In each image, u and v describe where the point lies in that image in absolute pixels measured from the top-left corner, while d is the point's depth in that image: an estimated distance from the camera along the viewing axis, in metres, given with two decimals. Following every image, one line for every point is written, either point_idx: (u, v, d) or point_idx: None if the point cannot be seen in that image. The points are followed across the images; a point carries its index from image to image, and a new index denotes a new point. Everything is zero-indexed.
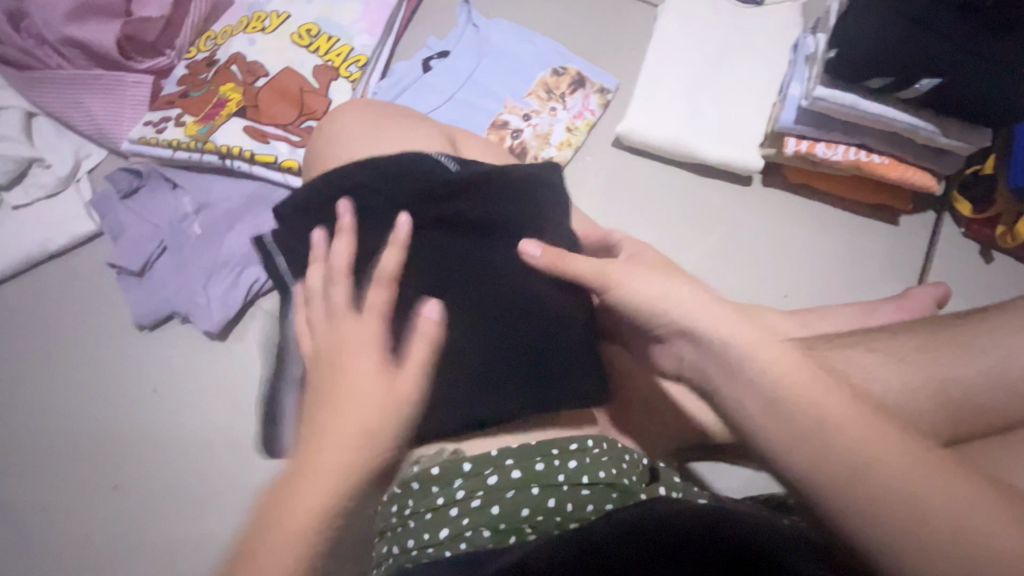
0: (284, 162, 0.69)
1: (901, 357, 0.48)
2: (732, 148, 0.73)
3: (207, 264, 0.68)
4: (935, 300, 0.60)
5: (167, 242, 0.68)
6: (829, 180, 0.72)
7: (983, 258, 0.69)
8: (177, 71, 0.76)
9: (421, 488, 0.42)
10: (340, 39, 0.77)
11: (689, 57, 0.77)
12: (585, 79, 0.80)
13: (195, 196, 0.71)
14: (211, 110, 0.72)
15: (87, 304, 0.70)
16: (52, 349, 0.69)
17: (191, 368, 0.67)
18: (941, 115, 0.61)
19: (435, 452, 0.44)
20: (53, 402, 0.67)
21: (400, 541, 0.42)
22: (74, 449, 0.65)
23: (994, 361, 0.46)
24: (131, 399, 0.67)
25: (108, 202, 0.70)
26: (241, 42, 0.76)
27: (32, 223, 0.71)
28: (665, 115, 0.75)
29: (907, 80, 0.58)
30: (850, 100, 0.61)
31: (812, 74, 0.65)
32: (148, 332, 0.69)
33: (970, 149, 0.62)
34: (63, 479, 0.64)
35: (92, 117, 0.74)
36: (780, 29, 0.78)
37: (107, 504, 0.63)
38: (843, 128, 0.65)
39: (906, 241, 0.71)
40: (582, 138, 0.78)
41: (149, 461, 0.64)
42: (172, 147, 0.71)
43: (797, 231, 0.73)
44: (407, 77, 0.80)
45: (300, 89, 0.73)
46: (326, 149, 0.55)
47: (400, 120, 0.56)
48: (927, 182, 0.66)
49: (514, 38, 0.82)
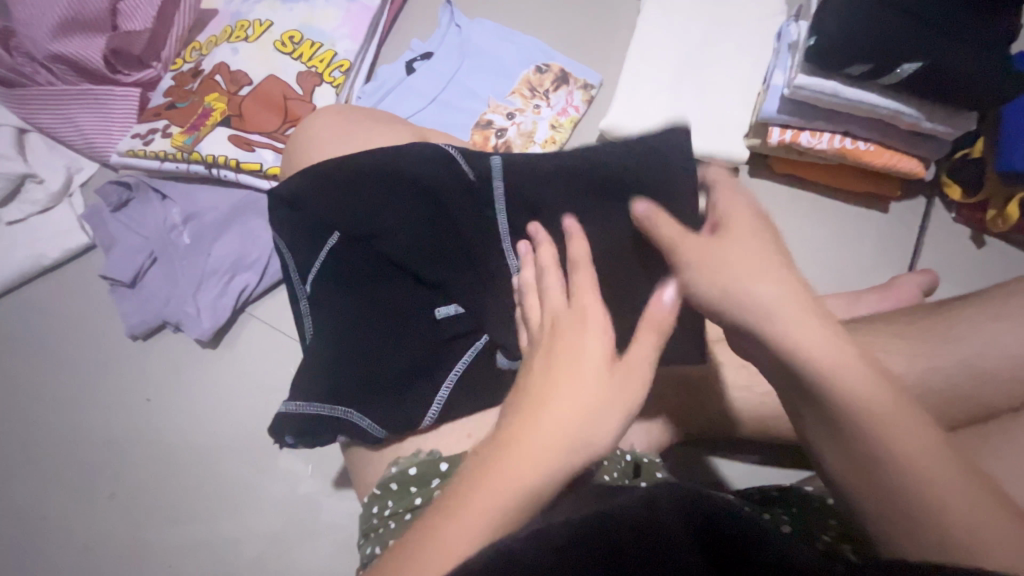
0: (268, 169, 0.70)
1: (883, 346, 0.47)
2: (716, 139, 0.72)
3: (197, 273, 0.68)
4: (920, 287, 0.60)
5: (157, 252, 0.69)
6: (816, 169, 0.71)
7: (974, 243, 0.69)
8: (163, 83, 0.77)
9: (399, 489, 0.44)
10: (323, 45, 0.78)
11: (673, 50, 0.77)
12: (568, 75, 0.79)
13: (183, 206, 0.71)
14: (197, 120, 0.72)
15: (82, 316, 0.72)
16: (49, 361, 0.70)
17: (184, 376, 0.69)
18: (925, 99, 0.59)
19: (413, 454, 0.46)
20: (50, 413, 0.68)
21: (382, 541, 0.42)
22: (72, 459, 0.66)
23: (974, 346, 0.46)
24: (128, 407, 0.68)
25: (99, 215, 0.71)
26: (225, 52, 0.76)
27: (27, 239, 0.72)
28: (649, 108, 0.74)
29: (888, 66, 0.57)
30: (831, 87, 0.60)
31: (794, 62, 0.64)
32: (142, 341, 0.70)
33: (955, 132, 0.61)
34: (63, 487, 0.65)
35: (82, 132, 0.75)
36: (763, 17, 0.77)
37: (107, 512, 0.64)
38: (825, 116, 0.64)
39: (894, 228, 0.71)
40: (567, 135, 0.77)
41: (146, 468, 0.66)
42: (159, 158, 0.71)
43: (785, 220, 0.72)
44: (390, 81, 0.80)
45: (284, 97, 0.74)
46: (305, 157, 0.55)
47: (380, 124, 0.56)
48: (915, 168, 0.65)
49: (498, 37, 0.82)
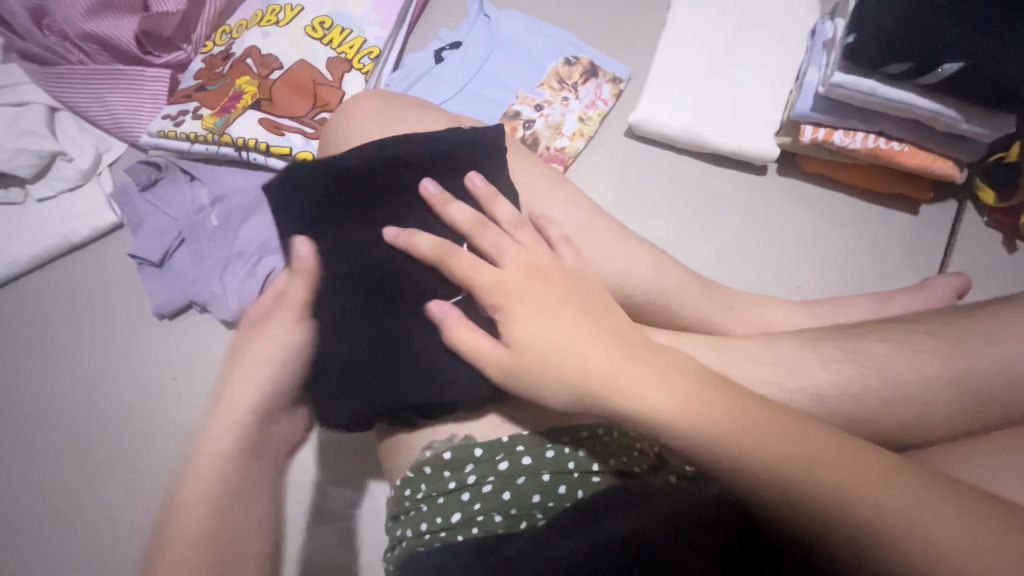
0: (298, 154, 0.70)
1: (918, 347, 0.47)
2: (746, 136, 0.72)
3: (224, 254, 0.69)
4: (953, 289, 0.59)
5: (185, 233, 0.70)
6: (846, 169, 0.71)
7: (1006, 249, 0.68)
8: (193, 65, 0.77)
9: (433, 472, 0.44)
10: (353, 31, 0.78)
11: (704, 45, 0.76)
12: (597, 68, 0.79)
13: (211, 188, 0.72)
14: (228, 103, 0.73)
15: (108, 294, 0.72)
16: (75, 337, 0.71)
17: (208, 356, 0.69)
18: (964, 99, 0.59)
19: (446, 438, 0.46)
20: (75, 389, 0.69)
21: (414, 524, 0.43)
22: (95, 434, 0.67)
23: (1012, 349, 0.46)
24: (154, 385, 0.68)
25: (128, 194, 0.72)
26: (256, 35, 0.76)
27: (57, 216, 0.73)
28: (678, 104, 0.74)
29: (928, 66, 0.56)
30: (868, 85, 0.60)
31: (830, 60, 0.63)
32: (167, 321, 0.71)
33: (992, 134, 0.61)
34: (86, 462, 0.66)
35: (112, 112, 0.76)
36: (796, 15, 0.76)
37: (130, 488, 0.65)
38: (859, 116, 0.64)
39: (925, 230, 0.70)
40: (594, 128, 0.77)
41: (169, 447, 0.66)
42: (189, 140, 0.72)
43: (812, 220, 0.72)
44: (419, 69, 0.80)
45: (314, 82, 0.74)
46: (340, 142, 0.56)
47: (415, 110, 0.56)
48: (949, 170, 0.65)
49: (527, 28, 0.82)
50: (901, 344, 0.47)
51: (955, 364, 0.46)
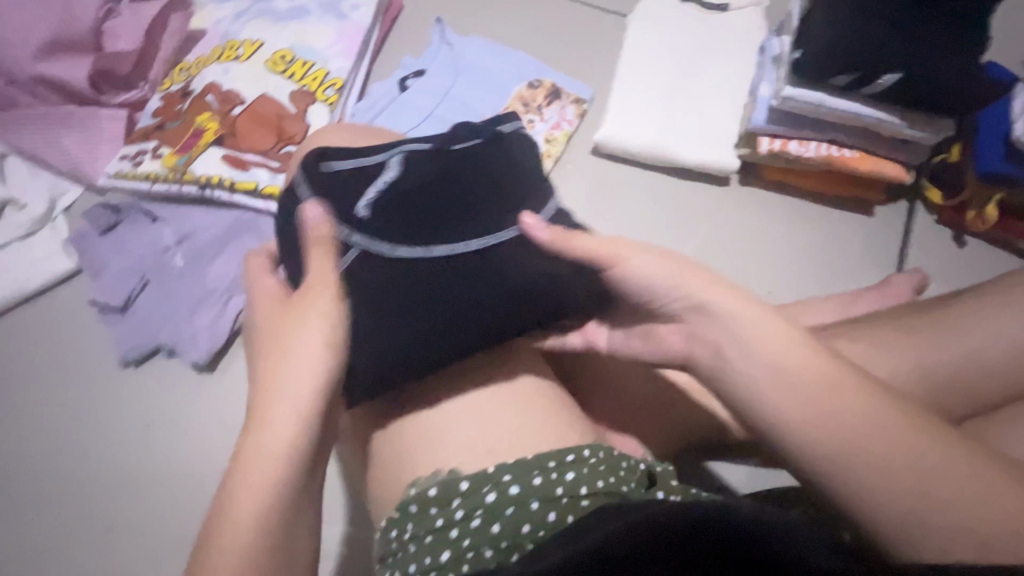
0: (264, 188, 0.69)
1: (886, 344, 0.49)
2: (708, 149, 0.74)
3: (192, 294, 0.67)
4: (913, 285, 0.62)
5: (149, 275, 0.68)
6: (802, 177, 0.73)
7: (956, 243, 0.72)
8: (151, 103, 0.76)
9: (419, 510, 0.43)
10: (315, 64, 0.79)
11: (661, 64, 0.79)
12: (561, 90, 0.81)
13: (176, 227, 0.70)
14: (188, 141, 0.71)
15: (69, 344, 0.69)
16: (32, 392, 0.67)
17: (183, 401, 0.66)
18: (906, 107, 0.62)
19: (432, 473, 0.45)
20: (36, 445, 0.65)
21: (403, 566, 0.42)
22: (60, 494, 0.63)
23: (975, 343, 0.48)
24: (121, 436, 0.65)
25: (87, 239, 0.69)
26: (216, 72, 0.76)
27: (9, 265, 0.69)
28: (640, 121, 0.76)
29: (869, 77, 0.60)
30: (816, 98, 0.63)
31: (779, 75, 0.67)
32: (133, 368, 0.68)
33: (935, 138, 0.64)
34: (50, 524, 0.62)
35: (67, 155, 0.74)
36: (744, 33, 0.80)
37: (99, 548, 0.61)
38: (811, 125, 0.66)
39: (882, 230, 0.73)
40: (561, 148, 0.79)
41: (140, 498, 0.63)
42: (150, 179, 0.70)
43: (775, 227, 0.75)
44: (384, 99, 0.81)
45: (278, 115, 0.74)
46: None
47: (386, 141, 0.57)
48: (900, 173, 0.68)
49: (489, 54, 0.84)
50: (871, 344, 0.49)
51: (921, 361, 0.48)
